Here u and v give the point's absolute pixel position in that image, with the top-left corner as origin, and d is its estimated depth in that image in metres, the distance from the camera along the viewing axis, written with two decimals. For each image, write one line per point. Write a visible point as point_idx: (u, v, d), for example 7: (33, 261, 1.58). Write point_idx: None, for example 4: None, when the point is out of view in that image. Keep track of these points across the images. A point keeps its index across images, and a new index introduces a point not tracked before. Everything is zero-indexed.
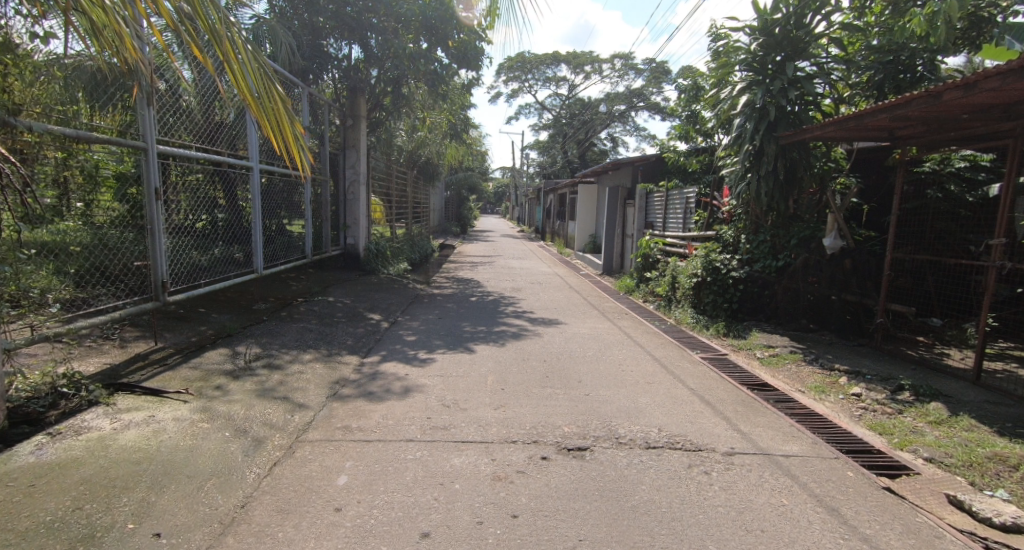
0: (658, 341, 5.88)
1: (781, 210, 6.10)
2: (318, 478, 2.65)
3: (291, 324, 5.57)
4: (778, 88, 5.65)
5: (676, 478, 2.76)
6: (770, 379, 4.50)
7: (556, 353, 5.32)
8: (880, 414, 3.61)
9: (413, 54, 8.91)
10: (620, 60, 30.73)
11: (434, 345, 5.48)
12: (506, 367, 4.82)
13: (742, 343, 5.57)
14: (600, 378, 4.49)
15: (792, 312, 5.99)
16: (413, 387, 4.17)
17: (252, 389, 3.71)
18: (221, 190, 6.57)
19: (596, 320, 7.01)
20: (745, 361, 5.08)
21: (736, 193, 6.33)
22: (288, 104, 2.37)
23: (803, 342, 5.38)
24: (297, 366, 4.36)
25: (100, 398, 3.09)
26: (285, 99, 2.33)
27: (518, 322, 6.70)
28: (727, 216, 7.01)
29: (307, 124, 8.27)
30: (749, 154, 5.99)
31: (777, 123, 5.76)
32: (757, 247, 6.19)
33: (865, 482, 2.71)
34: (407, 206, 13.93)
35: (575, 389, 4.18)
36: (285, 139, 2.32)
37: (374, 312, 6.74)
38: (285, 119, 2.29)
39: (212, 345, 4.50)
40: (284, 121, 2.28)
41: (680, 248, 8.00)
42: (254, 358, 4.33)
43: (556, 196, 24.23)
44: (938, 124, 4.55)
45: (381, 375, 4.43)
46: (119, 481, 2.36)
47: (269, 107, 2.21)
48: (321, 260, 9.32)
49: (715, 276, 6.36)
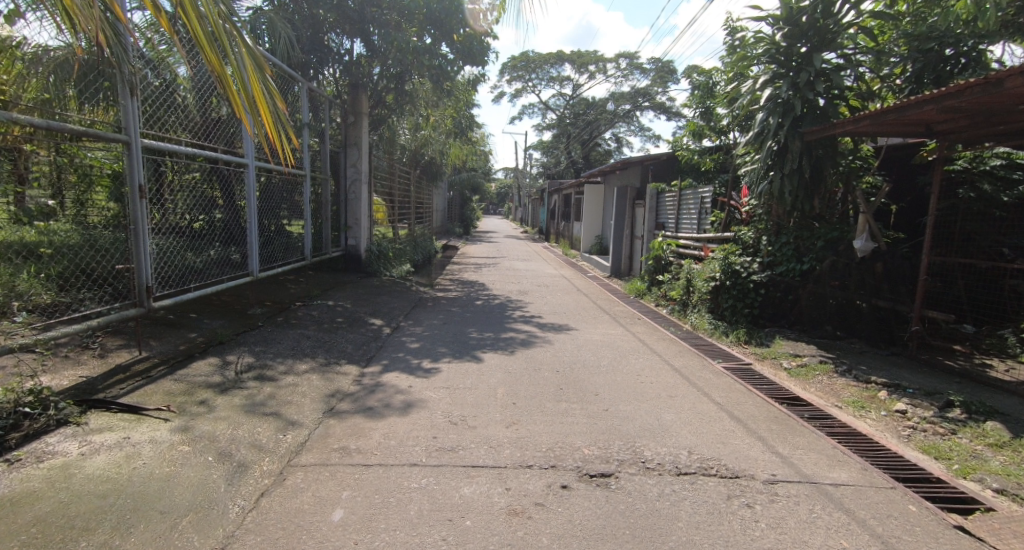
0: (676, 349, 5.56)
1: (804, 211, 5.80)
2: (312, 513, 2.34)
3: (287, 330, 5.26)
4: (805, 81, 5.32)
5: (716, 513, 2.43)
6: (802, 392, 4.17)
7: (569, 362, 4.99)
8: (932, 434, 3.28)
9: (417, 48, 8.56)
10: (625, 60, 30.41)
11: (439, 353, 5.16)
12: (515, 377, 4.50)
13: (766, 352, 5.24)
14: (618, 390, 4.17)
15: (817, 319, 5.65)
16: (417, 402, 3.84)
17: (241, 405, 3.38)
18: (218, 189, 6.32)
19: (608, 325, 6.68)
20: (771, 372, 4.74)
21: (756, 192, 6.02)
22: (266, 74, 1.95)
23: (832, 351, 5.04)
24: (292, 377, 4.04)
25: (70, 417, 2.79)
26: (263, 68, 1.92)
27: (526, 328, 6.38)
28: (746, 216, 6.71)
29: (307, 120, 8.01)
30: (772, 152, 5.69)
31: (803, 117, 5.47)
32: (780, 249, 5.86)
33: (933, 519, 2.38)
34: (410, 206, 13.61)
35: (592, 403, 3.86)
36: (263, 120, 1.94)
37: (376, 317, 6.42)
38: (259, 91, 1.86)
39: (202, 354, 4.18)
40: (259, 95, 1.86)
41: (694, 250, 7.66)
42: (245, 369, 4.00)
43: (560, 197, 23.89)
44: (984, 117, 4.21)
45: (382, 388, 4.11)
46: (79, 520, 2.05)
47: (243, 82, 1.82)
48: (320, 262, 9.01)
49: (735, 280, 6.03)
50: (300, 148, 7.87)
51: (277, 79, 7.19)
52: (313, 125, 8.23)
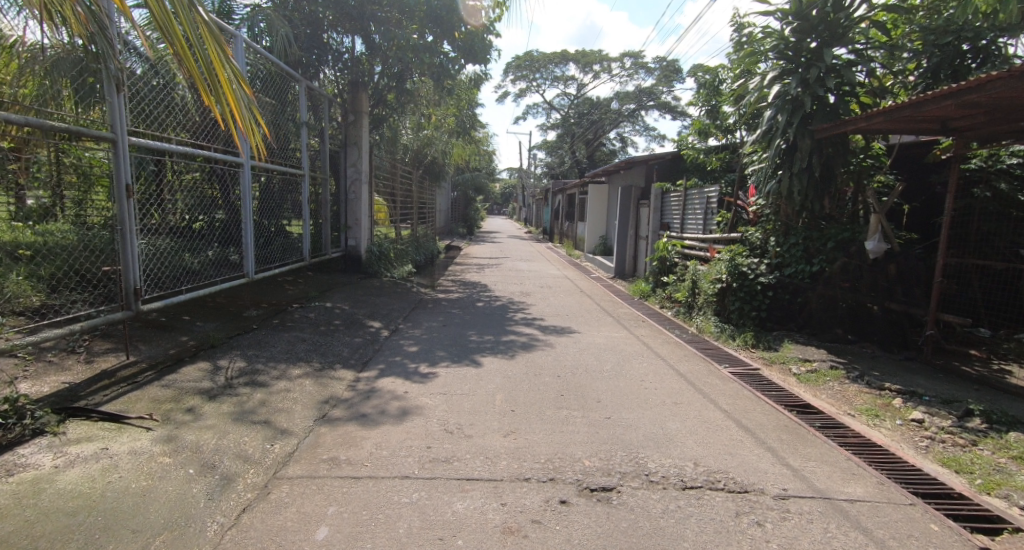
0: (681, 353, 5.40)
1: (814, 210, 5.63)
2: (295, 531, 2.21)
3: (282, 333, 5.14)
4: (815, 77, 5.16)
5: (724, 532, 2.29)
6: (812, 399, 4.02)
7: (571, 367, 4.85)
8: (951, 445, 3.12)
9: (418, 45, 8.47)
10: (629, 59, 30.24)
11: (437, 357, 5.03)
12: (515, 382, 4.36)
13: (775, 357, 5.07)
14: (621, 397, 4.03)
15: (827, 322, 5.49)
16: (412, 408, 3.71)
17: (229, 412, 3.26)
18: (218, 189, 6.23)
19: (612, 328, 6.54)
20: (780, 378, 4.58)
21: (765, 192, 5.86)
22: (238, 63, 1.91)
23: (843, 356, 4.88)
24: (284, 383, 3.92)
25: (47, 427, 2.69)
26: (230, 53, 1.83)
27: (527, 331, 6.24)
28: (753, 216, 6.55)
29: (306, 119, 7.91)
30: (780, 150, 5.53)
31: (813, 114, 5.32)
32: (788, 250, 5.70)
33: (957, 540, 2.23)
34: (412, 206, 13.50)
35: (594, 411, 3.71)
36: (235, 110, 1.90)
37: (374, 319, 6.29)
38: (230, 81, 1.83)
39: (192, 358, 4.07)
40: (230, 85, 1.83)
41: (699, 250, 7.50)
42: (236, 375, 3.88)
43: (564, 197, 23.73)
44: (1005, 112, 4.04)
45: (377, 394, 3.98)
46: (43, 541, 1.94)
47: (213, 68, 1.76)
48: (320, 263, 8.90)
49: (743, 282, 5.87)
50: (299, 147, 7.77)
51: (274, 78, 7.08)
52: (312, 124, 8.12)
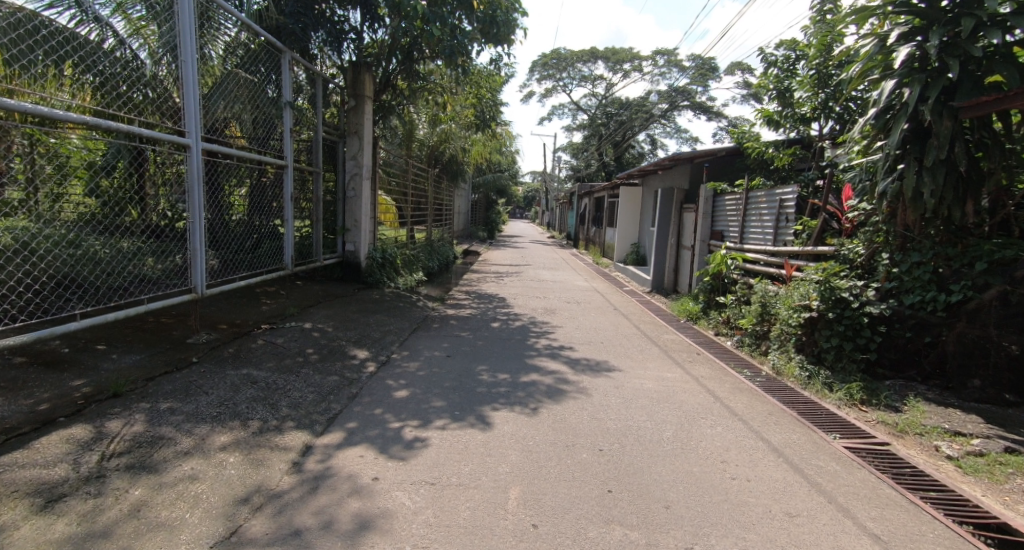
0: (764, 410, 3.96)
1: (952, 218, 4.12)
2: None
3: (229, 370, 3.87)
4: (968, 31, 3.69)
5: None
6: (1007, 514, 2.57)
7: (616, 431, 3.46)
8: None
9: (427, 13, 7.01)
10: (662, 57, 28.64)
11: (431, 411, 3.66)
12: (537, 460, 3.00)
13: (903, 422, 3.62)
14: (702, 498, 2.63)
15: (969, 371, 3.99)
16: (377, 518, 2.37)
17: (62, 539, 1.96)
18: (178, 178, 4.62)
19: (662, 365, 5.12)
20: (927, 464, 3.12)
21: (875, 193, 4.42)
22: None
23: (1010, 430, 3.40)
24: (191, 464, 2.62)
25: None
26: None
27: (553, 367, 4.87)
28: (849, 226, 5.07)
29: (296, 103, 6.71)
30: (904, 136, 4.10)
31: (956, 84, 3.88)
32: (909, 272, 4.24)
33: None
34: (428, 208, 12.25)
35: (665, 532, 2.33)
36: None
37: (360, 347, 5.00)
38: None
39: (69, 418, 2.80)
40: None
41: (770, 266, 6.03)
42: (120, 450, 2.60)
43: (590, 202, 22.27)
44: None
45: (329, 484, 2.64)
46: None
47: None
48: (312, 271, 7.69)
49: (841, 312, 4.46)
50: (284, 134, 6.25)
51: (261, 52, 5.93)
52: (304, 109, 6.88)
